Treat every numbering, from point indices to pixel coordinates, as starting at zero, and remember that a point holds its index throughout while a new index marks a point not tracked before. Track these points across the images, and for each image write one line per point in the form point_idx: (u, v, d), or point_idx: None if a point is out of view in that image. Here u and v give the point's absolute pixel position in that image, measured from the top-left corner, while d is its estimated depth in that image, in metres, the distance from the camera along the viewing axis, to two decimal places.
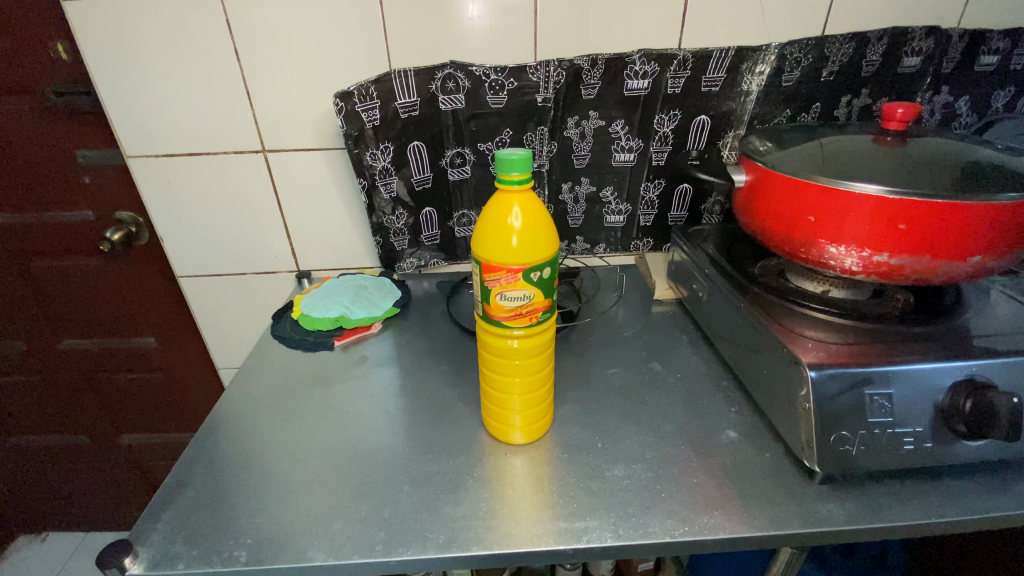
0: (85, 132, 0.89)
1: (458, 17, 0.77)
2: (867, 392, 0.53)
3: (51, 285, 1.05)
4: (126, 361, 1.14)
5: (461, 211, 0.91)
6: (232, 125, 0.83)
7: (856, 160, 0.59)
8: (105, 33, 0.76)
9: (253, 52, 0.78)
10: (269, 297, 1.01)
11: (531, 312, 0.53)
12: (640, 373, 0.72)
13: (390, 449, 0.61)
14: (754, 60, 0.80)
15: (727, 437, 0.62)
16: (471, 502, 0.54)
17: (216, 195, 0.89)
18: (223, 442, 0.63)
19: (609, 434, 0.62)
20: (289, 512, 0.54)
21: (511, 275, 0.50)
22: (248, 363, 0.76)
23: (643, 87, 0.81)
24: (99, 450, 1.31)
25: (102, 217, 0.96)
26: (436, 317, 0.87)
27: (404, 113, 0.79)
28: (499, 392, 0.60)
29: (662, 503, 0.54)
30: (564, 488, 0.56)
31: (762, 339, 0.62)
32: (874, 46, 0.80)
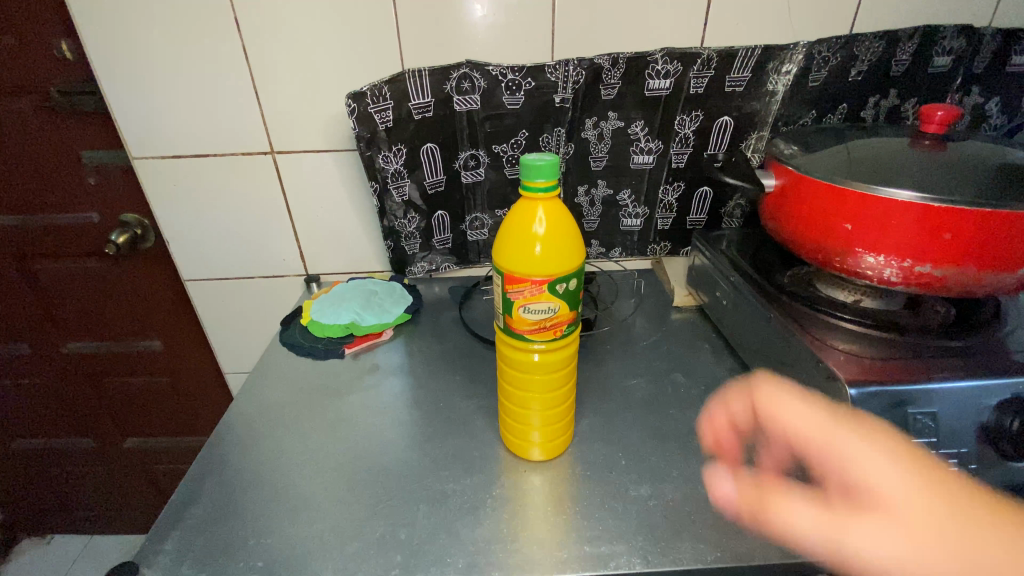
0: (90, 133, 0.86)
1: (472, 16, 0.74)
2: (909, 412, 0.50)
3: (56, 287, 1.03)
4: (131, 364, 1.12)
5: (473, 214, 0.88)
6: (241, 127, 0.81)
7: (894, 164, 0.56)
8: (112, 32, 0.74)
9: (261, 51, 0.76)
10: (278, 302, 0.99)
11: (555, 325, 0.50)
12: (663, 385, 0.70)
13: (405, 464, 0.59)
14: (780, 59, 0.77)
15: (756, 455, 0.59)
16: (491, 523, 0.52)
17: (224, 196, 0.87)
18: (233, 457, 0.61)
19: (633, 450, 0.60)
20: (301, 534, 0.51)
21: (535, 287, 0.48)
22: (257, 372, 0.74)
23: (664, 87, 0.78)
24: (105, 454, 1.29)
25: (107, 219, 0.94)
26: (448, 323, 0.85)
27: (418, 114, 0.77)
28: (518, 406, 0.57)
29: (692, 526, 0.51)
30: (587, 509, 0.53)
31: (793, 351, 0.59)
32: (904, 44, 0.77)
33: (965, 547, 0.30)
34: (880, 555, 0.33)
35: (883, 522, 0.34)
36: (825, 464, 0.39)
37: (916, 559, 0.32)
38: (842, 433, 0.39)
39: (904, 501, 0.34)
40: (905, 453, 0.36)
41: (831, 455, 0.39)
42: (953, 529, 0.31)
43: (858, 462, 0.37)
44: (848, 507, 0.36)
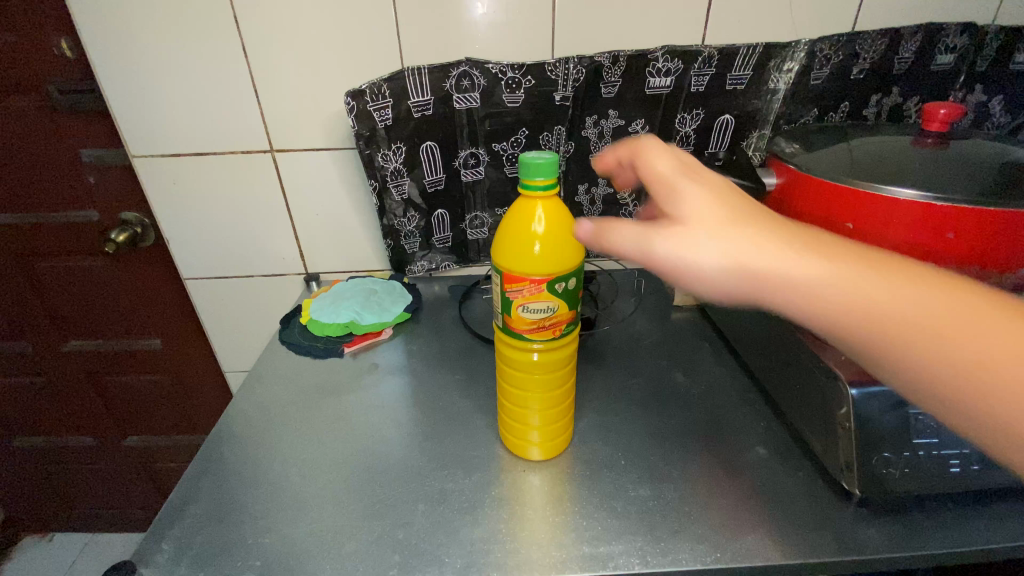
0: (89, 131, 0.86)
1: (471, 13, 0.74)
2: (912, 412, 0.49)
3: (57, 286, 1.03)
4: (132, 363, 1.12)
5: (473, 213, 0.88)
6: (240, 125, 0.81)
7: (896, 163, 0.56)
8: (111, 30, 0.74)
9: (260, 49, 0.75)
10: (278, 301, 0.99)
11: (555, 325, 0.50)
12: (663, 384, 0.69)
13: (404, 463, 0.59)
14: (781, 57, 0.77)
15: (756, 455, 0.59)
16: (489, 523, 0.52)
17: (223, 194, 0.87)
18: (231, 456, 0.61)
19: (633, 450, 0.60)
20: (300, 533, 0.51)
21: (534, 286, 0.47)
22: (256, 371, 0.74)
23: (665, 85, 0.77)
24: (106, 452, 1.29)
25: (107, 217, 0.94)
26: (448, 322, 0.85)
27: (417, 112, 0.77)
28: (517, 406, 0.57)
29: (692, 526, 0.51)
30: (586, 509, 0.53)
31: (794, 351, 0.59)
32: (906, 42, 0.76)
33: (801, 263, 0.37)
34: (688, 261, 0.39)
35: (699, 237, 0.39)
36: (659, 196, 0.43)
37: (730, 266, 0.38)
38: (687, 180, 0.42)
39: (718, 217, 0.39)
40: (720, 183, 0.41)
41: (665, 185, 0.42)
42: (781, 244, 0.37)
43: (681, 194, 0.41)
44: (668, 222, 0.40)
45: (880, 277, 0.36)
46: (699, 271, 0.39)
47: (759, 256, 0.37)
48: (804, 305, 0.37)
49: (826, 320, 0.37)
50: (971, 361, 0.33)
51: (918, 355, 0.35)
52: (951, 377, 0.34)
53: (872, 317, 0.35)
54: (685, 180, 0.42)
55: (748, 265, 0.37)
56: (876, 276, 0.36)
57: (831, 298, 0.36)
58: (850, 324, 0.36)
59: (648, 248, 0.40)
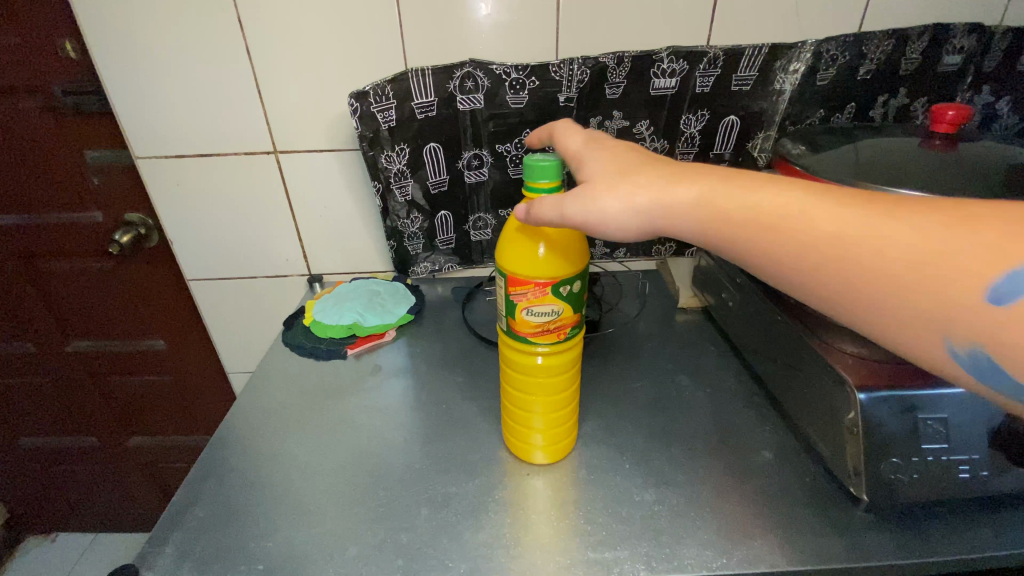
0: (93, 132, 0.86)
1: (475, 15, 0.74)
2: (919, 417, 0.49)
3: (61, 287, 1.03)
4: (136, 364, 1.13)
5: (476, 214, 0.88)
6: (244, 126, 0.81)
7: (904, 165, 0.55)
8: (115, 32, 0.74)
9: (264, 50, 0.75)
10: (281, 303, 0.99)
11: (559, 328, 0.50)
12: (667, 388, 0.69)
13: (408, 466, 0.59)
14: (787, 58, 0.76)
15: (763, 459, 0.58)
16: (492, 528, 0.51)
17: (227, 196, 0.87)
18: (233, 459, 0.60)
19: (638, 454, 0.59)
20: (302, 537, 0.51)
21: (539, 289, 0.47)
22: (260, 373, 0.74)
23: (670, 86, 0.77)
24: (109, 453, 1.29)
25: (111, 218, 0.94)
26: (451, 324, 0.84)
27: (421, 113, 0.77)
28: (521, 409, 0.57)
29: (697, 532, 0.50)
30: (591, 514, 0.52)
31: (800, 355, 0.58)
32: (913, 43, 0.75)
33: (703, 201, 0.40)
34: (601, 213, 0.42)
35: (605, 188, 0.43)
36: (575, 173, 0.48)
37: (629, 210, 0.42)
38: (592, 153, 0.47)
39: (617, 174, 0.43)
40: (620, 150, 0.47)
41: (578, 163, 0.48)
42: (680, 184, 0.41)
43: (589, 166, 0.46)
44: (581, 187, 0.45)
45: (781, 196, 0.38)
46: (605, 220, 0.42)
47: (656, 198, 0.41)
48: (713, 231, 0.40)
49: (735, 243, 0.40)
50: (858, 265, 0.35)
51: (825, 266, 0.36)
52: (850, 283, 0.36)
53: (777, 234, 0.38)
54: (592, 149, 0.48)
55: (651, 204, 0.41)
56: (775, 197, 0.39)
57: (734, 221, 0.39)
58: (755, 245, 0.39)
59: (561, 207, 0.43)
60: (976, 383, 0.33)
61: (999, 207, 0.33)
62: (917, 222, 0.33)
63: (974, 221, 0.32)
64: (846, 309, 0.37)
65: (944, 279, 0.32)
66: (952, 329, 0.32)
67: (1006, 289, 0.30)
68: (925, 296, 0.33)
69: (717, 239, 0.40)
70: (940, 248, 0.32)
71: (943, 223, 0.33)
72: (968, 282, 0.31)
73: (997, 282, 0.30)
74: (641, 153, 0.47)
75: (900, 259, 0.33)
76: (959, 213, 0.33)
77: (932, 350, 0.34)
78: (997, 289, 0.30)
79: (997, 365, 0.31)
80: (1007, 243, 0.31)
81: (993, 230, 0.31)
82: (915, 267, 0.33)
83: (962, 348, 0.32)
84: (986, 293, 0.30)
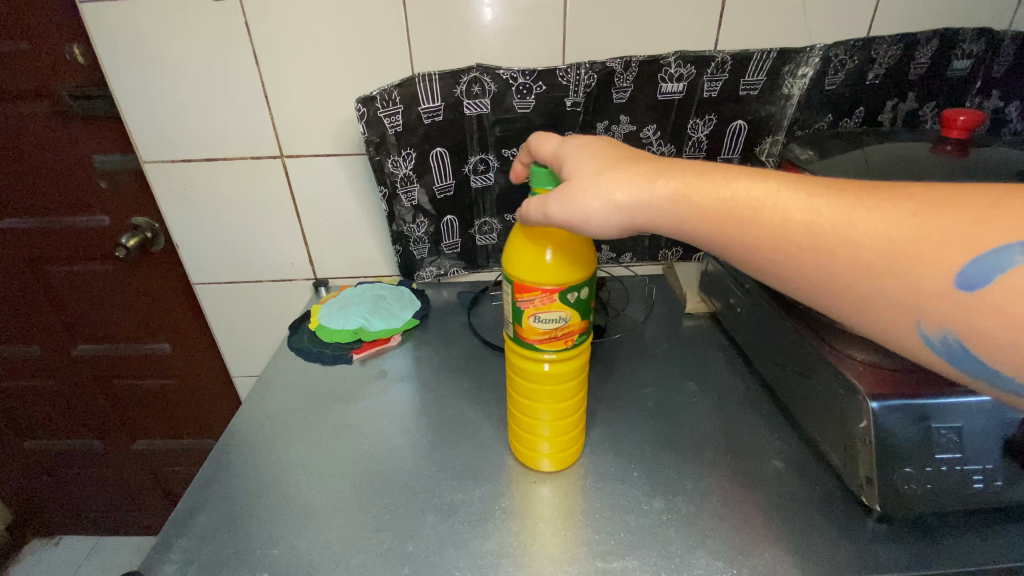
0: (101, 137, 0.87)
1: (482, 19, 0.73)
2: (931, 426, 0.48)
3: (67, 290, 1.03)
4: (141, 367, 1.13)
5: (482, 218, 0.87)
6: (250, 131, 0.81)
7: (916, 171, 0.54)
8: (123, 38, 0.74)
9: (271, 55, 0.75)
10: (287, 306, 0.99)
11: (566, 335, 0.49)
12: (675, 394, 0.68)
13: (413, 473, 0.58)
14: (796, 62, 0.76)
15: (772, 468, 0.58)
16: (499, 536, 0.51)
17: (233, 200, 0.87)
18: (239, 465, 0.60)
19: (646, 462, 0.59)
20: (308, 544, 0.51)
21: (545, 296, 0.47)
22: (265, 377, 0.74)
23: (677, 91, 0.77)
24: (114, 456, 1.29)
25: (117, 222, 0.94)
26: (457, 329, 0.84)
27: (428, 118, 0.76)
28: (528, 417, 0.56)
29: (706, 542, 0.50)
30: (599, 523, 0.52)
31: (811, 362, 0.57)
32: (923, 47, 0.75)
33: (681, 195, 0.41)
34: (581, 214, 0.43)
35: (585, 187, 0.43)
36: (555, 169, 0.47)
37: (610, 209, 0.42)
38: (570, 148, 0.46)
39: (597, 171, 0.43)
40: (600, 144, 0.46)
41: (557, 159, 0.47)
42: (658, 180, 0.41)
43: (568, 162, 0.46)
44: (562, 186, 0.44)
45: (756, 187, 0.39)
46: (588, 219, 0.43)
47: (635, 195, 0.41)
48: (691, 224, 0.40)
49: (713, 236, 0.40)
50: (835, 256, 0.36)
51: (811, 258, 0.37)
52: (827, 275, 0.36)
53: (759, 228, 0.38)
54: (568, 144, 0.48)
55: (631, 203, 0.42)
56: (750, 188, 0.39)
57: (711, 213, 0.40)
58: (733, 237, 0.39)
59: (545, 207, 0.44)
60: (946, 367, 0.35)
61: (960, 191, 0.34)
62: (888, 210, 0.35)
63: (941, 206, 0.34)
64: (822, 298, 0.38)
65: (920, 262, 0.33)
66: (924, 314, 0.34)
67: (974, 275, 0.32)
68: (897, 285, 0.34)
69: (696, 232, 0.41)
70: (910, 236, 0.34)
71: (911, 210, 0.34)
72: (938, 270, 0.33)
73: (965, 269, 0.32)
74: (618, 147, 0.47)
75: (873, 250, 0.34)
76: (926, 199, 0.34)
77: (905, 336, 0.35)
78: (965, 275, 0.32)
79: (968, 348, 0.33)
80: (971, 230, 0.32)
81: (960, 216, 0.33)
82: (888, 256, 0.34)
83: (934, 334, 0.34)
84: (954, 279, 0.32)
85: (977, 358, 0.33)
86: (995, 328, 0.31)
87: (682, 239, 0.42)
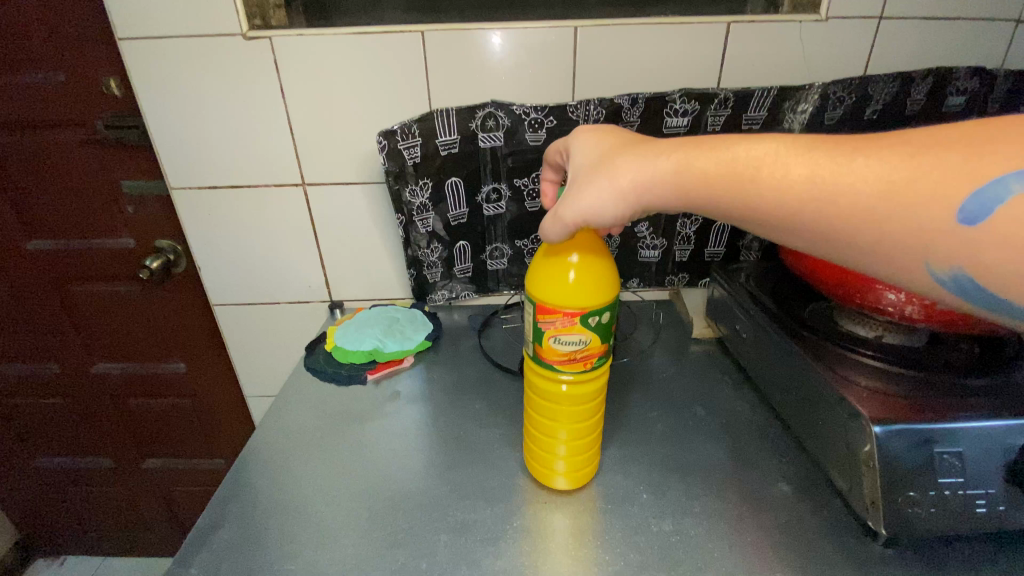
0: (132, 164, 0.91)
1: (496, 58, 0.78)
2: (934, 451, 0.50)
3: (89, 310, 1.07)
4: (156, 386, 1.15)
5: (494, 244, 0.90)
6: (274, 160, 0.85)
7: None
8: (158, 73, 0.79)
9: (297, 91, 0.80)
10: (302, 328, 1.01)
11: (586, 357, 0.51)
12: (683, 418, 0.70)
13: (426, 492, 0.60)
14: (795, 99, 0.79)
15: (779, 491, 0.59)
16: (511, 555, 0.52)
17: (255, 225, 0.90)
18: (257, 481, 0.62)
19: (654, 483, 0.60)
20: (326, 560, 0.52)
21: (567, 319, 0.49)
22: (281, 397, 0.76)
23: (682, 125, 0.80)
24: (124, 474, 1.31)
25: (142, 244, 0.98)
26: (468, 351, 0.86)
27: (445, 150, 0.80)
28: (545, 434, 0.58)
29: (715, 563, 0.51)
30: (609, 544, 0.53)
31: (816, 389, 0.59)
32: (918, 85, 0.79)
33: (682, 169, 0.43)
34: (591, 205, 0.46)
35: (591, 181, 0.47)
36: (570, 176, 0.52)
37: (616, 194, 0.45)
38: (580, 152, 0.51)
39: (601, 164, 0.47)
40: (605, 141, 0.51)
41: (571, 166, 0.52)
42: (659, 158, 0.44)
43: (579, 165, 0.50)
44: (573, 185, 0.49)
45: (756, 147, 0.41)
46: (596, 207, 0.46)
47: (638, 175, 0.45)
48: (697, 192, 0.43)
49: (721, 203, 0.42)
50: (836, 202, 0.37)
51: (809, 206, 0.38)
52: (839, 225, 0.38)
53: (764, 184, 0.40)
54: (578, 144, 0.52)
55: (636, 185, 0.45)
56: (752, 149, 0.41)
57: (715, 181, 0.42)
58: (739, 202, 0.42)
59: (554, 211, 0.48)
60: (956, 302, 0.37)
61: (945, 131, 0.36)
62: (885, 158, 0.36)
63: (936, 149, 0.35)
64: (830, 247, 0.40)
65: (920, 199, 0.35)
66: (933, 254, 0.36)
67: (974, 209, 0.33)
68: (901, 226, 0.36)
69: (704, 199, 0.43)
70: (908, 178, 0.35)
71: (909, 153, 0.36)
72: (942, 208, 0.34)
73: (967, 204, 0.34)
74: (620, 136, 0.51)
75: (876, 191, 0.36)
76: (914, 144, 0.36)
77: (915, 277, 0.37)
78: (967, 210, 0.34)
79: (977, 283, 0.35)
80: (969, 168, 0.34)
81: (956, 154, 0.35)
82: (889, 198, 0.36)
83: (943, 272, 0.36)
84: (957, 215, 0.34)
85: (985, 291, 0.35)
86: (1000, 262, 0.33)
87: (696, 208, 0.44)
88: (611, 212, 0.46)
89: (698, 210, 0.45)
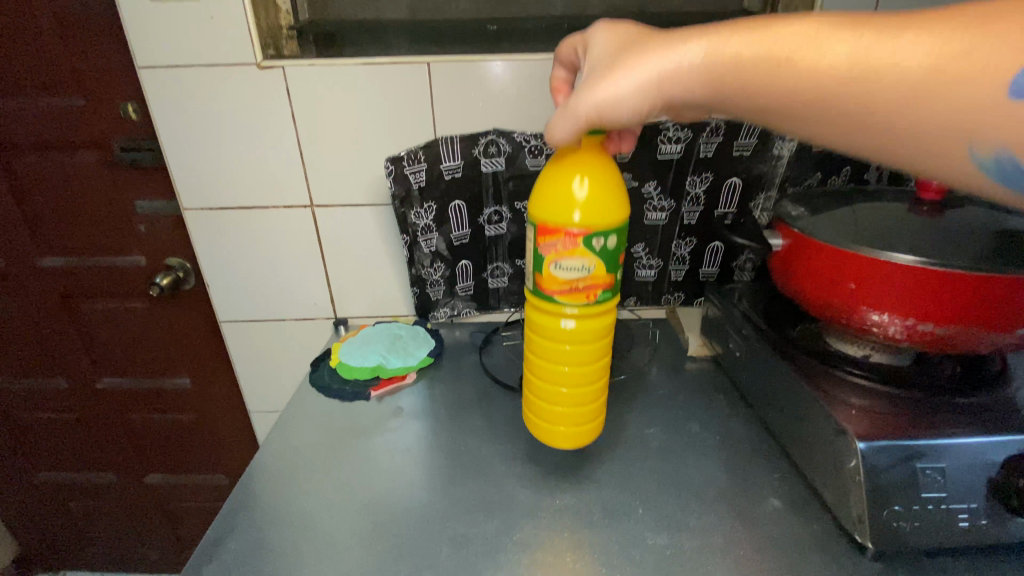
0: (146, 185, 0.95)
1: (498, 87, 0.82)
2: (918, 466, 0.51)
3: (98, 325, 1.09)
4: (161, 400, 1.17)
5: (495, 263, 0.93)
6: (284, 181, 0.88)
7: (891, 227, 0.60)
8: (175, 99, 0.83)
9: (308, 116, 0.84)
10: (307, 344, 1.04)
11: (589, 281, 0.56)
12: (678, 434, 0.72)
13: (429, 505, 0.62)
14: None
15: (771, 506, 0.61)
16: (511, 567, 0.54)
17: (264, 243, 0.93)
18: (264, 494, 0.64)
19: (650, 498, 0.62)
20: (331, 571, 0.54)
21: (571, 238, 0.54)
22: (287, 412, 0.78)
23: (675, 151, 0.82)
24: (125, 489, 1.31)
25: (153, 262, 1.01)
26: (469, 368, 0.88)
27: (449, 174, 0.84)
28: (550, 357, 0.64)
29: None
30: (606, 557, 0.55)
31: (806, 406, 0.61)
32: None
33: (707, 55, 0.44)
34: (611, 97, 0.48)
35: (609, 79, 0.48)
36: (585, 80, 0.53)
37: (635, 85, 0.47)
38: (599, 55, 0.53)
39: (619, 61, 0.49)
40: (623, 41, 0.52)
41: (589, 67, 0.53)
42: (684, 44, 0.45)
43: (597, 65, 0.52)
44: (590, 81, 0.50)
45: (793, 32, 0.40)
46: (616, 99, 0.48)
47: (661, 63, 0.45)
48: (722, 77, 0.43)
49: (751, 89, 0.42)
50: (877, 80, 0.37)
51: (845, 86, 0.38)
52: (876, 116, 0.38)
53: (797, 68, 0.40)
54: (597, 54, 0.53)
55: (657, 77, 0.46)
56: (788, 31, 0.40)
57: (746, 62, 0.42)
58: (772, 89, 0.41)
59: (569, 105, 0.50)
60: (1000, 188, 0.36)
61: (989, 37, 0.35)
62: (934, 35, 0.35)
63: (989, 24, 0.34)
64: (868, 136, 0.39)
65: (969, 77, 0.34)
66: (978, 136, 0.35)
67: None
68: (944, 107, 0.35)
69: (733, 80, 0.43)
70: (956, 57, 0.34)
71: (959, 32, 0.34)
72: (990, 82, 0.33)
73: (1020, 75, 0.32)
74: (637, 32, 0.52)
75: (920, 66, 0.35)
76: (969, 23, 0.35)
77: (960, 163, 0.36)
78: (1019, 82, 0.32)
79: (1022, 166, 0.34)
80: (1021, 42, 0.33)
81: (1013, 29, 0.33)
82: (934, 78, 0.35)
83: (987, 154, 0.35)
84: (1007, 90, 0.33)
85: None
86: None
87: (721, 93, 0.44)
88: (627, 103, 0.47)
89: (721, 99, 0.45)
